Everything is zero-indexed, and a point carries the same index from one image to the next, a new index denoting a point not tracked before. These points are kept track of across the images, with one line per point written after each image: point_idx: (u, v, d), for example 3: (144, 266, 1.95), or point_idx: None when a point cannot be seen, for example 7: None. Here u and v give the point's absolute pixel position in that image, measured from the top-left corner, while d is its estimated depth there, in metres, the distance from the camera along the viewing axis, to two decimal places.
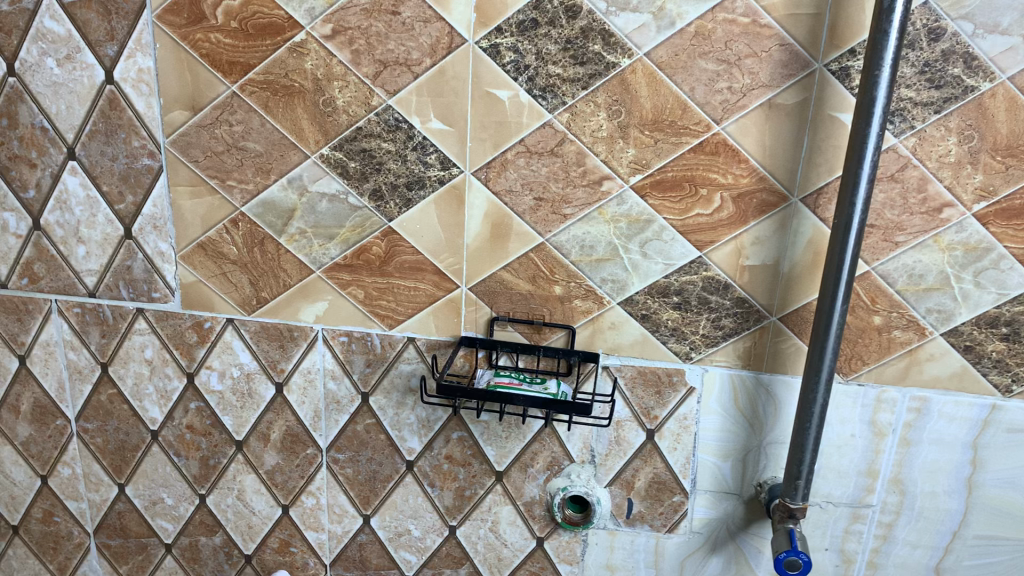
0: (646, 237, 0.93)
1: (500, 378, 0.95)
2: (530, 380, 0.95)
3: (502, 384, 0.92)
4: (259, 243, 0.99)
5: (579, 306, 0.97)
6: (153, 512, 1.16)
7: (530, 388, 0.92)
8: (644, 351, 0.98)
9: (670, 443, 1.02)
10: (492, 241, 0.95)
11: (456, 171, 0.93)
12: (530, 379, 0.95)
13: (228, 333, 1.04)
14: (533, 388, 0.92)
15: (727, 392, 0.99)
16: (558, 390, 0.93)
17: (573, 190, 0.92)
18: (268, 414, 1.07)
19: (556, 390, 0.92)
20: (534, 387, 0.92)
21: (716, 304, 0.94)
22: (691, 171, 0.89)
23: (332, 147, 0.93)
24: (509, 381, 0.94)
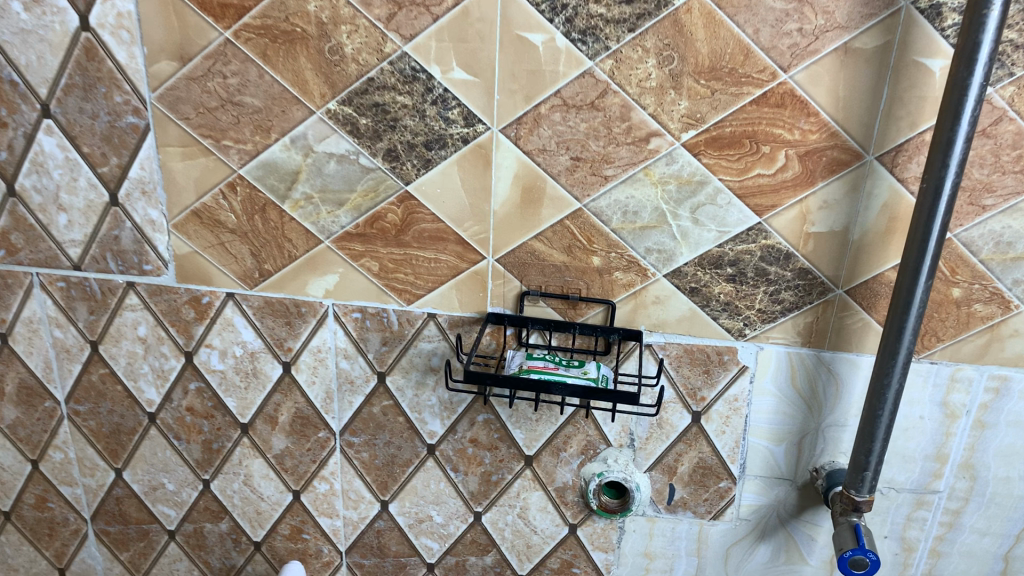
0: (698, 201, 0.82)
1: (534, 361, 0.84)
2: (567, 364, 0.84)
3: (537, 370, 0.81)
4: (260, 210, 0.88)
5: (620, 278, 0.87)
6: (153, 498, 1.08)
7: (570, 373, 0.82)
8: (693, 327, 0.88)
9: (718, 426, 0.93)
10: (523, 208, 0.85)
11: (481, 128, 0.82)
12: (566, 362, 0.85)
13: (229, 309, 0.94)
14: (573, 374, 0.82)
15: (784, 371, 0.89)
16: (599, 374, 0.83)
17: (615, 149, 0.81)
18: (275, 395, 0.98)
19: (597, 375, 0.82)
20: (573, 371, 0.82)
21: (775, 276, 0.84)
22: (752, 126, 0.78)
23: (340, 101, 0.82)
24: (544, 365, 0.83)
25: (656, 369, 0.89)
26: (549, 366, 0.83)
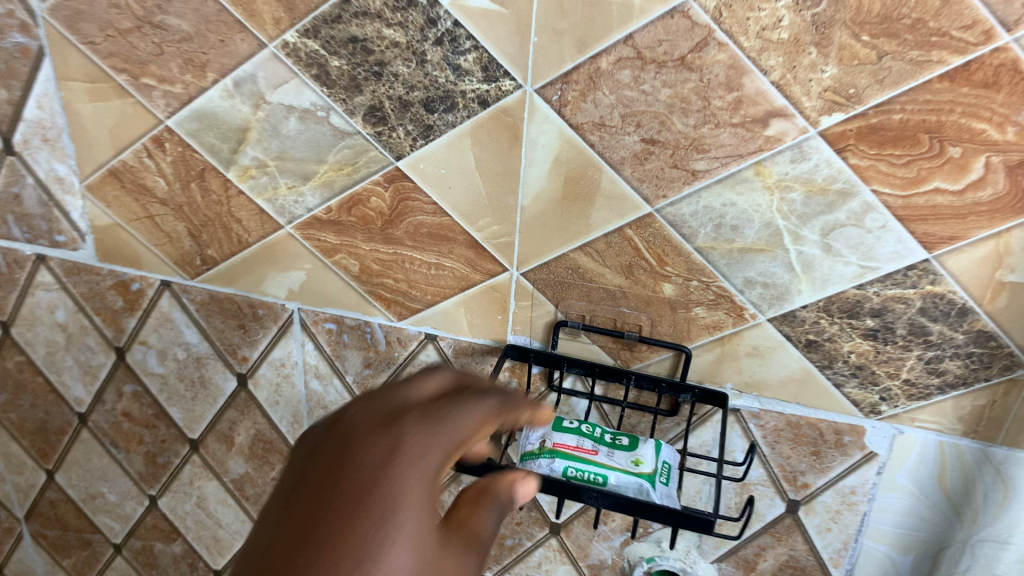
0: (833, 220, 0.53)
1: (563, 436, 0.58)
2: (611, 442, 0.58)
3: (571, 458, 0.55)
4: (197, 177, 0.63)
5: (703, 316, 0.59)
6: (93, 507, 0.87)
7: (613, 468, 0.55)
8: (801, 393, 0.61)
9: (822, 522, 0.66)
10: (566, 205, 0.57)
11: (508, 85, 0.53)
12: (610, 438, 0.58)
13: (165, 301, 0.70)
14: (618, 469, 0.55)
15: (928, 464, 0.61)
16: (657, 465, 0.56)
17: (713, 131, 0.52)
18: (229, 412, 0.75)
19: (654, 471, 0.55)
20: (618, 463, 0.55)
21: (938, 340, 0.56)
22: (939, 113, 0.48)
23: (300, 31, 0.54)
24: (577, 446, 0.57)
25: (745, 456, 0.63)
26: (585, 452, 0.56)
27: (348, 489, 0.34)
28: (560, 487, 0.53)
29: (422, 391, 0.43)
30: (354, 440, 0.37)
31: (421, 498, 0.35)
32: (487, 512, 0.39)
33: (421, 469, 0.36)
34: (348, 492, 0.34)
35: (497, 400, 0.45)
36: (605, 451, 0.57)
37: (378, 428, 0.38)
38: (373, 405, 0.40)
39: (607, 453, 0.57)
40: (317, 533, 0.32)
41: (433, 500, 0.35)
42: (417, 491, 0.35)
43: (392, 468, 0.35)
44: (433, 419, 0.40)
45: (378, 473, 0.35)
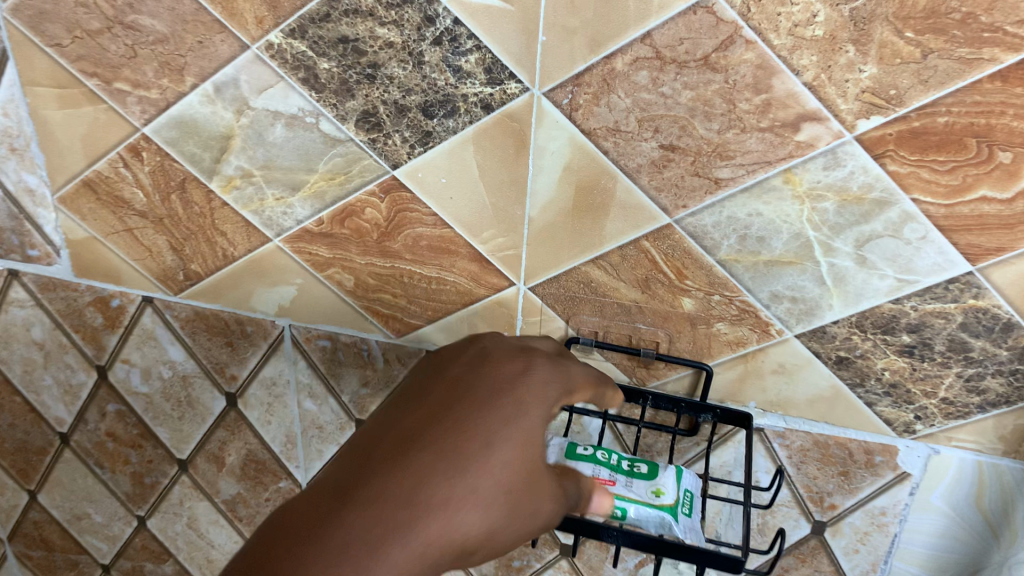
0: (868, 231, 0.49)
1: (577, 463, 0.54)
2: (630, 469, 0.54)
3: None
4: (178, 188, 0.58)
5: (725, 332, 0.56)
6: (79, 528, 0.83)
7: (633, 499, 0.52)
8: (828, 411, 0.58)
9: (849, 543, 0.62)
10: (577, 216, 0.53)
11: (514, 88, 0.49)
12: (627, 464, 0.54)
13: (147, 318, 0.67)
14: (638, 501, 0.51)
15: (965, 484, 0.57)
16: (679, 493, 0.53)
17: (739, 135, 0.48)
18: (219, 432, 0.71)
19: (676, 501, 0.52)
20: (638, 493, 0.52)
21: (980, 357, 0.52)
22: (988, 116, 0.43)
23: (285, 31, 0.49)
24: (593, 475, 0.53)
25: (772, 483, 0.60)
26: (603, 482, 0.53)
27: (473, 400, 0.45)
28: (581, 524, 0.49)
29: (542, 344, 0.52)
30: (490, 360, 0.49)
31: (520, 438, 0.44)
32: (573, 484, 0.47)
33: (525, 411, 0.45)
34: (484, 391, 0.46)
35: (596, 374, 0.51)
36: (623, 479, 0.53)
37: (510, 355, 0.49)
38: (506, 339, 0.52)
39: (625, 481, 0.53)
40: (455, 417, 0.44)
41: (521, 446, 0.43)
42: (515, 428, 0.44)
43: (504, 400, 0.45)
44: (550, 372, 0.48)
45: (504, 392, 0.46)
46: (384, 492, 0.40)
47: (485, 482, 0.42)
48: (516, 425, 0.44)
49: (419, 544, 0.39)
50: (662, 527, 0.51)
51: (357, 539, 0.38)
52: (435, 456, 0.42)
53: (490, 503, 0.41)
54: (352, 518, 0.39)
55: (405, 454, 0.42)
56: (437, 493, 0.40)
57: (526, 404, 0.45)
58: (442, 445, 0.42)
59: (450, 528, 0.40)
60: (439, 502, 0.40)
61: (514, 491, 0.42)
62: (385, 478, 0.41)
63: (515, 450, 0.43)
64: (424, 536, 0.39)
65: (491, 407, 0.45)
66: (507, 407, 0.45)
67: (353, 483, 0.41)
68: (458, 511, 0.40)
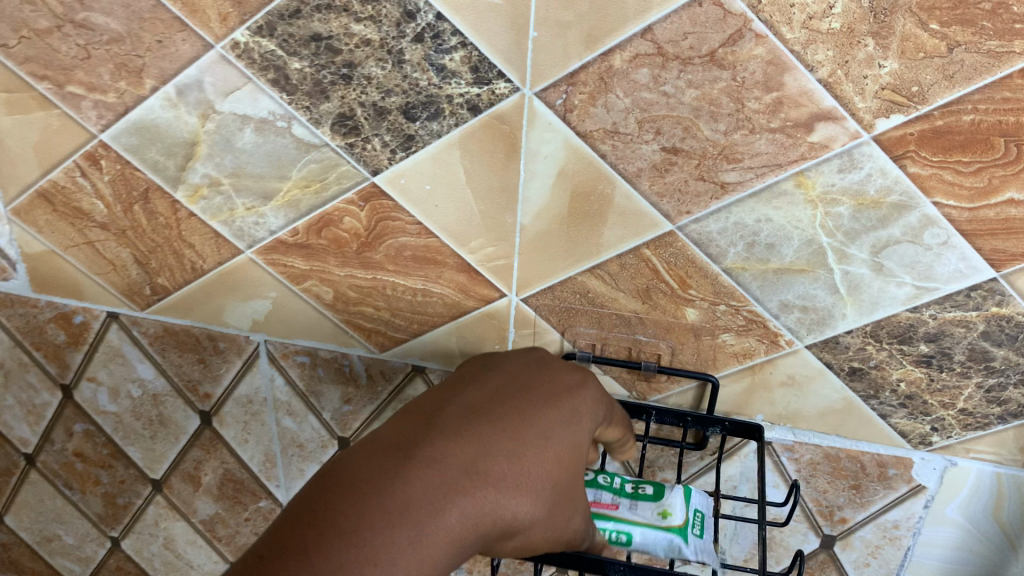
0: (885, 237, 0.46)
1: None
2: (634, 492, 0.52)
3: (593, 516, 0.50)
4: (141, 198, 0.54)
5: (730, 343, 0.52)
6: (50, 550, 0.79)
7: (639, 524, 0.50)
8: (841, 424, 0.54)
9: (860, 557, 0.59)
10: (572, 224, 0.50)
11: (503, 88, 0.45)
12: (631, 487, 0.52)
13: (113, 334, 0.62)
14: (644, 526, 0.50)
15: (982, 496, 0.55)
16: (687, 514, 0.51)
17: (747, 137, 0.44)
18: (194, 451, 0.67)
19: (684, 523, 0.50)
20: (643, 517, 0.50)
21: (1001, 366, 0.49)
22: (1017, 113, 0.40)
23: (252, 28, 0.45)
24: (595, 502, 0.51)
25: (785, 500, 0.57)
26: (605, 508, 0.51)
27: (540, 388, 0.45)
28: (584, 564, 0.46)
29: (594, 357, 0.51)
30: (549, 367, 0.47)
31: (578, 437, 0.43)
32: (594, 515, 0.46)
33: (585, 413, 0.45)
34: (547, 386, 0.45)
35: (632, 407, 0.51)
36: (627, 502, 0.52)
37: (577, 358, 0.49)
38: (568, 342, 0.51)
39: (630, 504, 0.52)
40: (521, 401, 0.44)
41: (577, 447, 0.43)
42: (576, 428, 0.44)
43: (569, 398, 0.45)
44: (610, 383, 0.48)
45: (570, 390, 0.45)
46: (445, 455, 0.40)
47: (540, 469, 0.41)
48: (579, 427, 0.44)
49: (472, 513, 0.38)
50: (670, 551, 0.49)
51: (416, 496, 0.38)
52: (499, 433, 0.41)
53: (540, 493, 0.41)
54: (413, 475, 0.39)
55: (470, 425, 0.42)
56: (497, 468, 0.40)
57: (583, 408, 0.45)
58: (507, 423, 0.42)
59: (501, 506, 0.40)
60: (497, 477, 0.40)
61: (562, 487, 0.42)
62: (446, 442, 0.40)
63: (572, 449, 0.43)
64: (478, 505, 0.39)
65: (557, 401, 0.44)
66: (570, 405, 0.45)
67: (415, 442, 0.41)
68: (512, 490, 0.40)
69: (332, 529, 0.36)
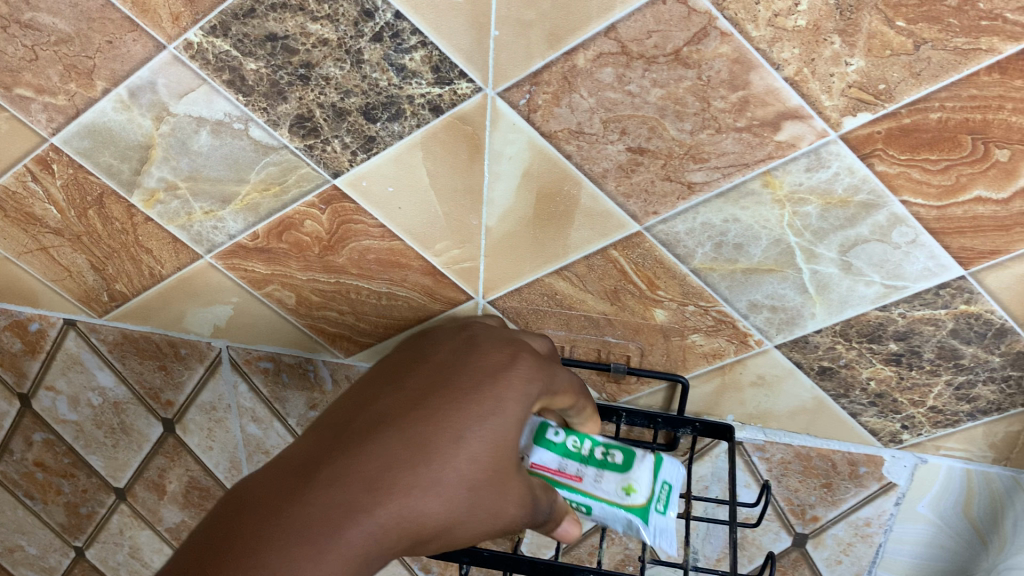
0: (853, 236, 0.45)
1: (543, 453, 0.48)
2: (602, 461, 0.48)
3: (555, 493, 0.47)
4: (96, 203, 0.52)
5: (700, 344, 0.52)
6: (13, 559, 0.77)
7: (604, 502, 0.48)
8: (812, 424, 0.54)
9: (832, 555, 0.59)
10: (538, 225, 0.49)
11: (465, 88, 0.44)
12: (600, 454, 0.48)
13: (71, 342, 0.61)
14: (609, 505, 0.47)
15: (952, 492, 0.55)
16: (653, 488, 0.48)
17: (713, 136, 0.43)
18: (157, 459, 0.66)
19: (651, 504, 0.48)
20: (608, 494, 0.48)
21: (971, 364, 0.49)
22: (984, 111, 0.39)
23: (205, 28, 0.43)
24: (560, 471, 0.48)
25: (756, 499, 0.57)
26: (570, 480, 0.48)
27: (455, 385, 0.43)
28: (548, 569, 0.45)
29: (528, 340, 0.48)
30: (481, 347, 0.46)
31: (495, 432, 0.41)
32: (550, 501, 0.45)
33: (504, 407, 0.42)
34: (465, 379, 0.43)
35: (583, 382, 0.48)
36: (593, 472, 0.48)
37: (501, 344, 0.46)
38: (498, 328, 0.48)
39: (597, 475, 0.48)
40: (430, 405, 0.42)
41: (495, 444, 0.41)
42: (492, 423, 0.41)
43: (485, 392, 0.42)
44: (534, 368, 0.44)
45: (486, 383, 0.43)
46: (351, 469, 0.39)
47: (453, 472, 0.40)
48: (498, 421, 0.42)
49: (374, 528, 0.38)
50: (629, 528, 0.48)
51: (312, 520, 0.37)
52: (405, 444, 0.40)
53: (454, 496, 0.40)
54: (311, 497, 0.38)
55: (374, 437, 0.41)
56: (402, 479, 0.39)
57: (502, 397, 0.42)
58: (417, 427, 0.41)
59: (410, 515, 0.39)
60: (402, 488, 0.39)
61: (484, 484, 0.41)
62: (353, 455, 0.40)
63: (488, 447, 0.41)
64: (382, 519, 0.38)
65: (470, 397, 0.42)
66: (486, 400, 0.42)
67: (319, 461, 0.40)
68: (419, 498, 0.39)
69: (229, 558, 0.36)
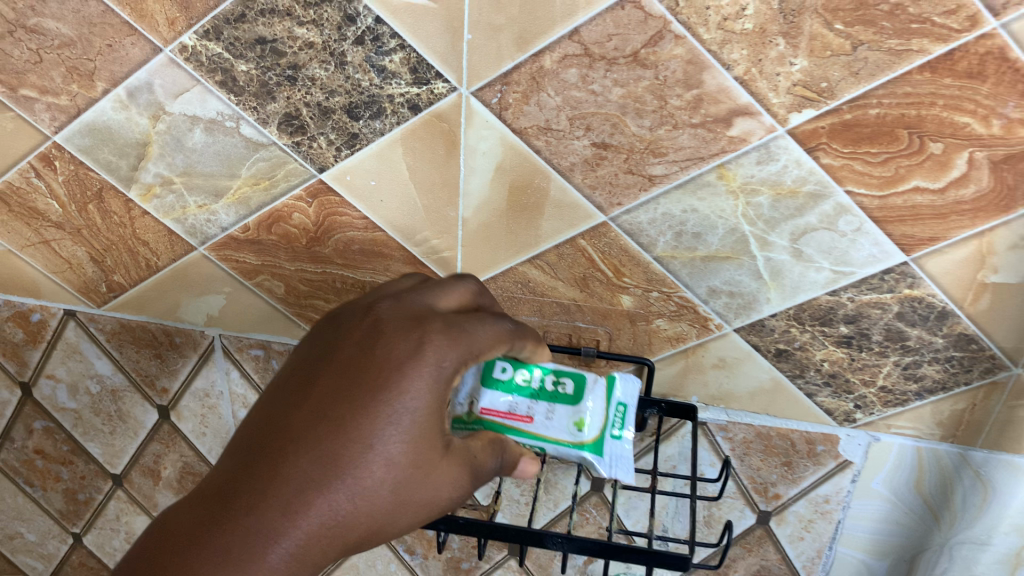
0: (803, 225, 0.49)
1: (492, 396, 0.48)
2: (552, 391, 0.49)
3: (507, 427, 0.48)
4: (95, 198, 0.56)
5: (664, 328, 0.56)
6: (12, 547, 0.80)
7: (555, 439, 0.48)
8: (770, 404, 0.58)
9: (794, 531, 0.63)
10: (511, 217, 0.52)
11: (441, 88, 0.47)
12: (551, 386, 0.49)
13: (71, 332, 0.64)
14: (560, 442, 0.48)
15: (905, 469, 0.58)
16: (607, 413, 0.49)
17: (670, 132, 0.47)
18: (153, 445, 0.69)
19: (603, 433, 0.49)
20: (559, 431, 0.48)
21: (916, 345, 0.52)
22: (918, 107, 0.43)
23: (199, 32, 0.46)
24: (510, 413, 0.48)
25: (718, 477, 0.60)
26: (521, 422, 0.48)
27: (361, 383, 0.41)
28: (517, 535, 0.47)
29: (443, 305, 0.45)
30: (389, 330, 0.42)
31: (408, 433, 0.40)
32: (494, 458, 0.46)
33: (411, 405, 0.40)
34: (370, 375, 0.41)
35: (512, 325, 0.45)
36: (544, 408, 0.49)
37: (405, 328, 0.42)
38: (405, 300, 0.44)
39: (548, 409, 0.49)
40: (336, 410, 0.40)
41: (410, 441, 0.40)
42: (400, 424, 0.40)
43: (391, 391, 0.40)
44: (443, 349, 0.41)
45: (390, 377, 0.40)
46: (264, 493, 0.39)
47: (369, 477, 0.40)
48: (409, 420, 0.40)
49: (295, 546, 0.39)
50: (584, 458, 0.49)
51: (233, 551, 0.38)
52: (315, 458, 0.40)
53: (375, 498, 0.40)
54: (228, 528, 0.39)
55: (285, 451, 0.40)
56: (317, 495, 0.39)
57: (407, 391, 0.40)
58: (327, 434, 0.40)
59: (333, 524, 0.39)
60: (318, 503, 0.39)
61: (405, 480, 0.41)
62: (266, 476, 0.40)
63: (403, 447, 0.40)
64: (303, 535, 0.39)
65: (375, 400, 0.40)
66: (390, 402, 0.40)
67: (235, 484, 0.40)
68: (339, 513, 0.39)
69: None
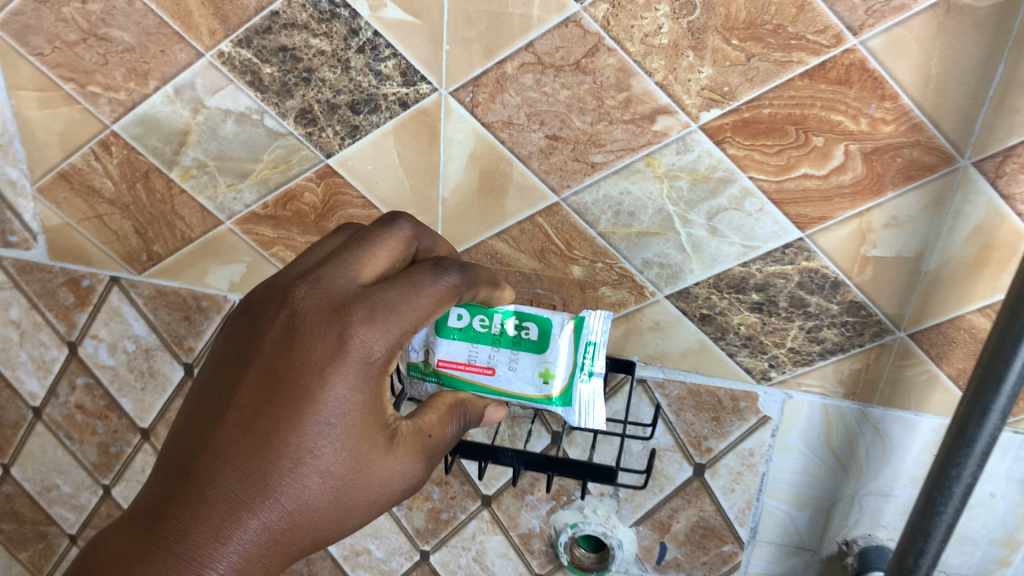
0: (717, 206, 0.60)
1: (462, 348, 0.58)
2: (516, 340, 0.57)
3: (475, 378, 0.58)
4: (142, 177, 0.68)
5: (608, 295, 0.67)
6: (49, 498, 0.91)
7: (515, 386, 0.58)
8: (700, 363, 0.68)
9: (726, 483, 0.72)
10: (481, 196, 0.64)
11: (425, 89, 0.59)
12: (516, 335, 0.57)
13: (114, 296, 0.76)
14: (520, 389, 0.58)
15: (816, 426, 0.68)
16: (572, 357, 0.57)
17: (607, 127, 0.58)
18: (177, 401, 0.80)
19: (562, 383, 0.57)
20: (521, 377, 0.58)
21: (816, 311, 0.62)
22: (801, 107, 0.54)
23: (235, 41, 0.59)
24: (477, 362, 0.58)
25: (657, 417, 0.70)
26: (484, 371, 0.58)
27: (281, 395, 0.44)
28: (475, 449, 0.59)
29: (360, 283, 0.47)
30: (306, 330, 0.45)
31: (338, 438, 0.44)
32: (452, 426, 0.53)
33: (336, 411, 0.44)
34: (291, 386, 0.44)
35: (456, 281, 0.49)
36: (509, 355, 0.58)
37: (323, 326, 0.45)
38: (319, 292, 0.46)
39: (511, 355, 0.58)
40: (259, 425, 0.43)
41: (341, 444, 0.44)
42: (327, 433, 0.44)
43: (312, 401, 0.44)
44: (363, 347, 0.44)
45: (312, 386, 0.44)
46: (195, 518, 0.42)
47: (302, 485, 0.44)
48: (338, 424, 0.44)
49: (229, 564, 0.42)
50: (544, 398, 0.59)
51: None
52: (244, 475, 0.43)
53: (311, 502, 0.44)
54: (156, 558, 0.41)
55: (212, 472, 0.43)
56: (248, 510, 0.42)
57: (329, 403, 0.44)
58: (253, 450, 0.43)
59: (269, 534, 0.43)
60: (249, 520, 0.42)
61: (339, 482, 0.45)
62: (194, 499, 0.42)
63: (335, 454, 0.44)
64: (236, 553, 0.42)
65: (301, 408, 0.43)
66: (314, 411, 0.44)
67: (161, 512, 0.42)
68: (277, 525, 0.43)
69: None
